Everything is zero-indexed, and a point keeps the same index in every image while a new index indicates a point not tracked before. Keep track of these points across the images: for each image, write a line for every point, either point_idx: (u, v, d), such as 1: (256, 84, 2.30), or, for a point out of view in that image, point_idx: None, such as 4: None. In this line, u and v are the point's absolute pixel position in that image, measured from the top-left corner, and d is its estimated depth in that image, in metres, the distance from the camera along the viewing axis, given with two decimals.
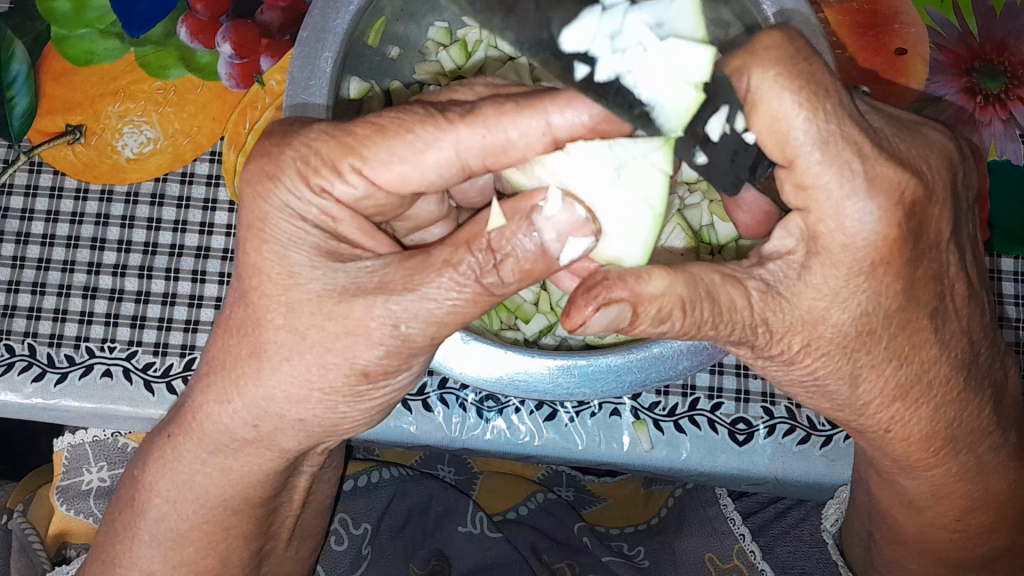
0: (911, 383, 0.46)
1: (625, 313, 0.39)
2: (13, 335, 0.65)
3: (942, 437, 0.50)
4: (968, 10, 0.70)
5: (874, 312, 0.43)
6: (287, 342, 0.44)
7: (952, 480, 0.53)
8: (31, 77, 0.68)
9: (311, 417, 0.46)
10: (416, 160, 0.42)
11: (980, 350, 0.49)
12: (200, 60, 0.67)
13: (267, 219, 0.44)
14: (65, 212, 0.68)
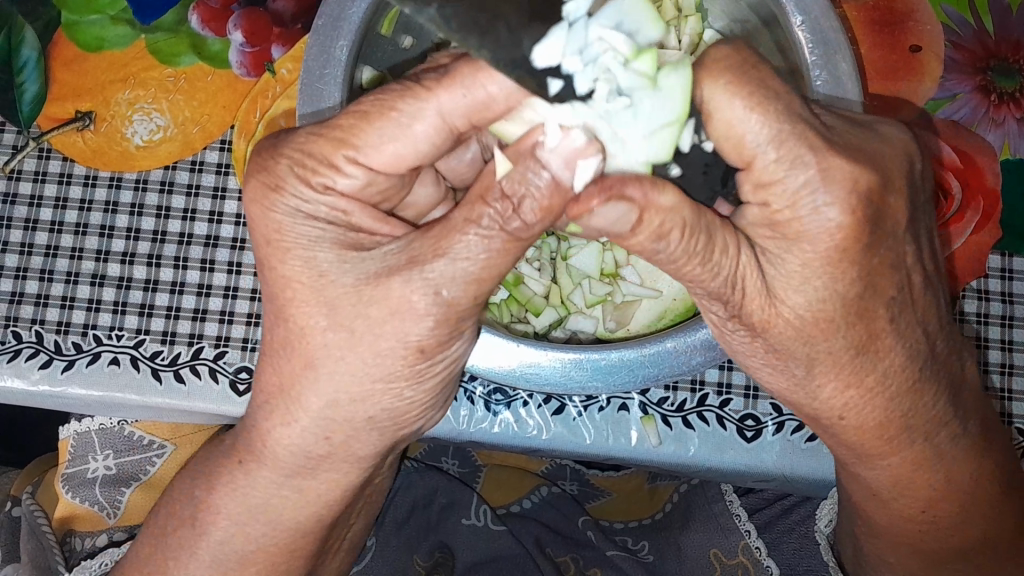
0: (866, 369, 0.46)
1: (630, 214, 0.40)
2: (21, 322, 0.65)
3: (899, 424, 0.49)
4: (984, 8, 0.69)
5: (830, 300, 0.43)
6: (335, 341, 0.44)
7: (910, 470, 0.52)
8: (41, 63, 0.68)
9: (380, 410, 0.47)
10: (405, 134, 0.42)
11: (939, 341, 0.49)
12: (211, 48, 0.67)
13: (280, 227, 0.44)
14: (74, 199, 0.67)
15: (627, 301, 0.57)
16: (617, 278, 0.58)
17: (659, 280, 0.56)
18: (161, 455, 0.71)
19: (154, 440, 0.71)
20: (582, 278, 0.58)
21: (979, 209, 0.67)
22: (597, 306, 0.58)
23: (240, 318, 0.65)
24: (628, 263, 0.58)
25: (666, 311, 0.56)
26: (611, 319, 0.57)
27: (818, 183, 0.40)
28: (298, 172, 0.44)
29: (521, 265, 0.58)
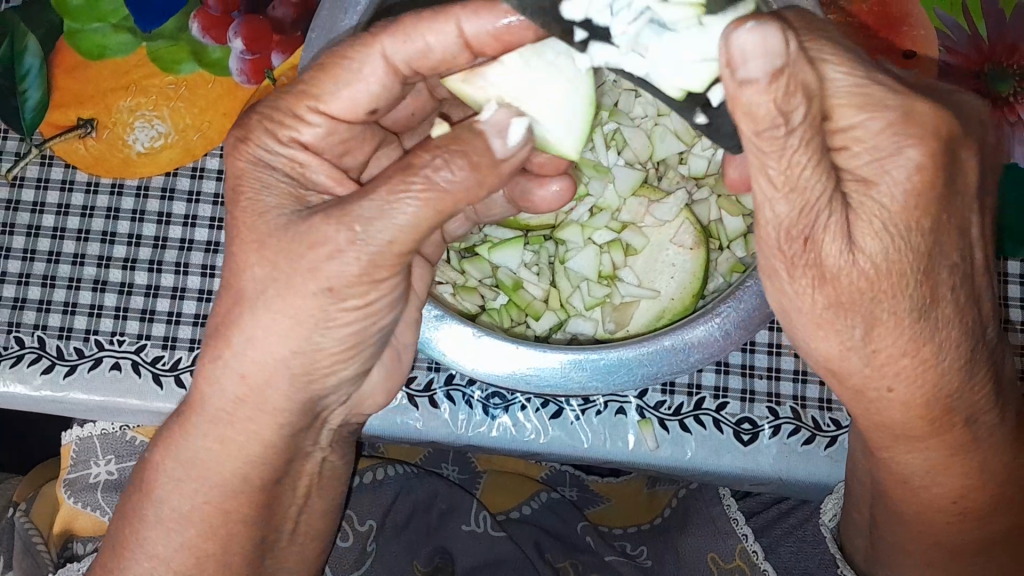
0: (924, 338, 0.45)
1: (777, 52, 0.37)
2: (23, 328, 0.66)
3: (945, 404, 0.49)
4: (978, 14, 0.70)
5: (901, 248, 0.43)
6: (260, 276, 0.45)
7: (945, 456, 0.52)
8: (44, 69, 0.69)
9: (291, 354, 0.46)
10: (355, 79, 0.47)
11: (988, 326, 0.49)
12: (212, 56, 0.68)
13: (242, 175, 0.47)
14: (76, 206, 0.68)
15: (626, 302, 0.58)
16: (615, 280, 0.59)
17: (656, 281, 0.58)
18: None
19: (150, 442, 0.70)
20: (580, 281, 0.59)
21: None
22: (596, 309, 0.59)
23: None
24: (625, 265, 0.59)
25: (664, 311, 0.57)
26: (610, 321, 0.58)
27: (898, 124, 0.42)
28: (268, 126, 0.47)
29: (519, 270, 0.59)
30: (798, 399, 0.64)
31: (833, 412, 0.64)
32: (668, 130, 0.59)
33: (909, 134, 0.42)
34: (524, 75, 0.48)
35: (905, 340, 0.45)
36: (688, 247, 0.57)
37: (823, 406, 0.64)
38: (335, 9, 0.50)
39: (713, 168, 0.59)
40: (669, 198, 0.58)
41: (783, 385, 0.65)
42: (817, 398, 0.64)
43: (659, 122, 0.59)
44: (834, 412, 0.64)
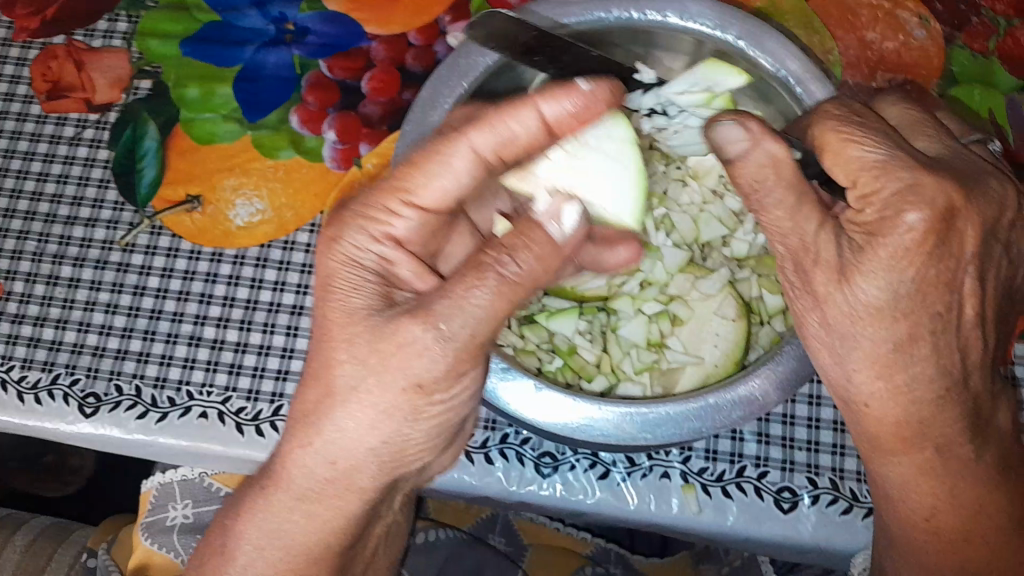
0: (899, 364, 0.50)
1: (740, 136, 0.48)
2: (123, 376, 0.73)
3: (919, 428, 0.52)
4: (1004, 119, 0.77)
5: (895, 293, 0.48)
6: (353, 372, 0.51)
7: (920, 472, 0.55)
8: (160, 152, 0.79)
9: (383, 440, 0.53)
10: (447, 169, 0.52)
11: (976, 374, 0.52)
12: (307, 144, 0.77)
13: (335, 274, 0.53)
14: (180, 270, 0.76)
15: (672, 368, 0.63)
16: (662, 347, 0.64)
17: (701, 349, 0.62)
18: None
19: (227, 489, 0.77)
20: (630, 347, 0.64)
21: None
22: (645, 373, 0.63)
23: None
24: (672, 335, 0.64)
25: (709, 375, 0.62)
26: (658, 385, 0.63)
27: (910, 191, 0.46)
28: (360, 225, 0.54)
29: (574, 336, 0.65)
30: (836, 471, 0.67)
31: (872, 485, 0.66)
32: (712, 216, 0.67)
33: (916, 202, 0.46)
34: (587, 158, 0.59)
35: (886, 377, 0.50)
36: (731, 318, 0.62)
37: (862, 480, 0.67)
38: (426, 107, 0.58)
39: (753, 250, 0.67)
40: (713, 275, 0.65)
41: (822, 457, 0.68)
42: (855, 471, 0.67)
43: (705, 209, 0.67)
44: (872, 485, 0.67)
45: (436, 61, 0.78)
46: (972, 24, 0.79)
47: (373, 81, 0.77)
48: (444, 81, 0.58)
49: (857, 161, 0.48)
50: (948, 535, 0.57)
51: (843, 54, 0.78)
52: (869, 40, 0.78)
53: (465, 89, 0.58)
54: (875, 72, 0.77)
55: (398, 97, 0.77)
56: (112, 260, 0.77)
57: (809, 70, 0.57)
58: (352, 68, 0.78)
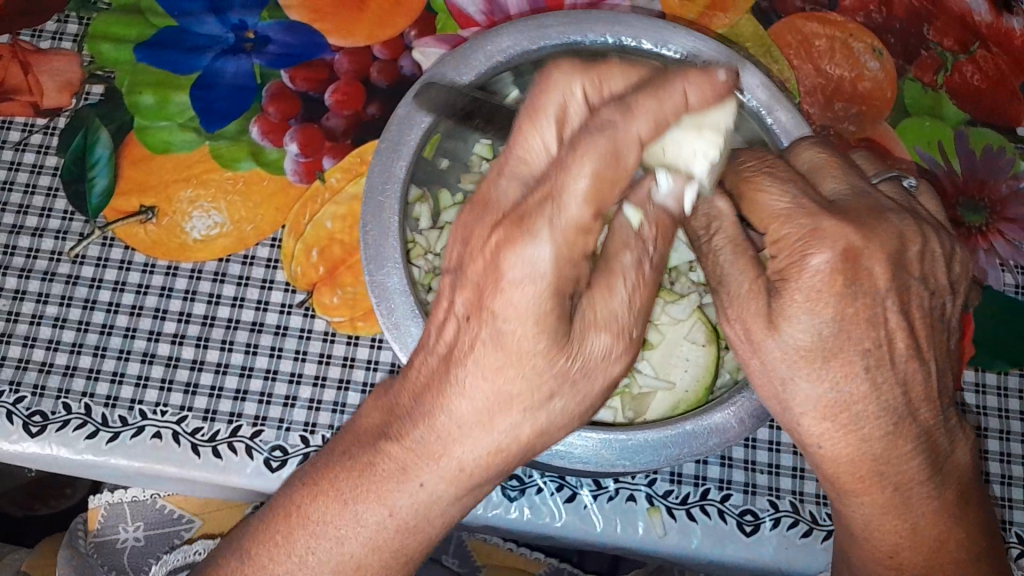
0: (839, 405, 0.49)
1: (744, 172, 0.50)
2: (72, 394, 0.70)
3: (871, 469, 0.50)
4: (952, 151, 0.80)
5: (828, 334, 0.48)
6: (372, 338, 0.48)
7: (883, 513, 0.52)
8: (112, 160, 0.76)
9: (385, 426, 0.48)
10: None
11: (923, 410, 0.51)
12: (269, 156, 0.75)
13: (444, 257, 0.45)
14: (132, 283, 0.73)
15: (643, 393, 0.64)
16: (633, 371, 0.64)
17: (672, 373, 0.63)
18: (188, 530, 0.75)
19: (183, 513, 0.76)
20: None
21: None
22: (616, 399, 0.63)
23: (277, 400, 0.70)
24: (642, 358, 0.65)
25: (679, 402, 0.62)
26: (629, 409, 0.63)
27: (811, 236, 0.48)
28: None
29: None
30: (796, 493, 0.69)
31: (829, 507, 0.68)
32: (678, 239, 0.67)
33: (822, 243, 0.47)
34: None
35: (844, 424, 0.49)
36: (701, 343, 0.64)
37: (820, 502, 0.69)
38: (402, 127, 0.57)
39: None
40: (683, 300, 0.66)
41: (782, 480, 0.69)
42: (814, 494, 0.69)
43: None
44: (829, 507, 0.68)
45: (401, 76, 0.76)
46: (921, 58, 0.82)
47: (336, 94, 0.76)
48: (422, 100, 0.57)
49: (772, 208, 0.50)
50: (915, 573, 0.54)
51: (800, 82, 0.80)
52: (825, 69, 0.80)
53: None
54: (831, 100, 0.80)
55: (362, 111, 0.76)
56: (60, 272, 0.74)
57: (776, 100, 0.58)
58: (314, 79, 0.76)
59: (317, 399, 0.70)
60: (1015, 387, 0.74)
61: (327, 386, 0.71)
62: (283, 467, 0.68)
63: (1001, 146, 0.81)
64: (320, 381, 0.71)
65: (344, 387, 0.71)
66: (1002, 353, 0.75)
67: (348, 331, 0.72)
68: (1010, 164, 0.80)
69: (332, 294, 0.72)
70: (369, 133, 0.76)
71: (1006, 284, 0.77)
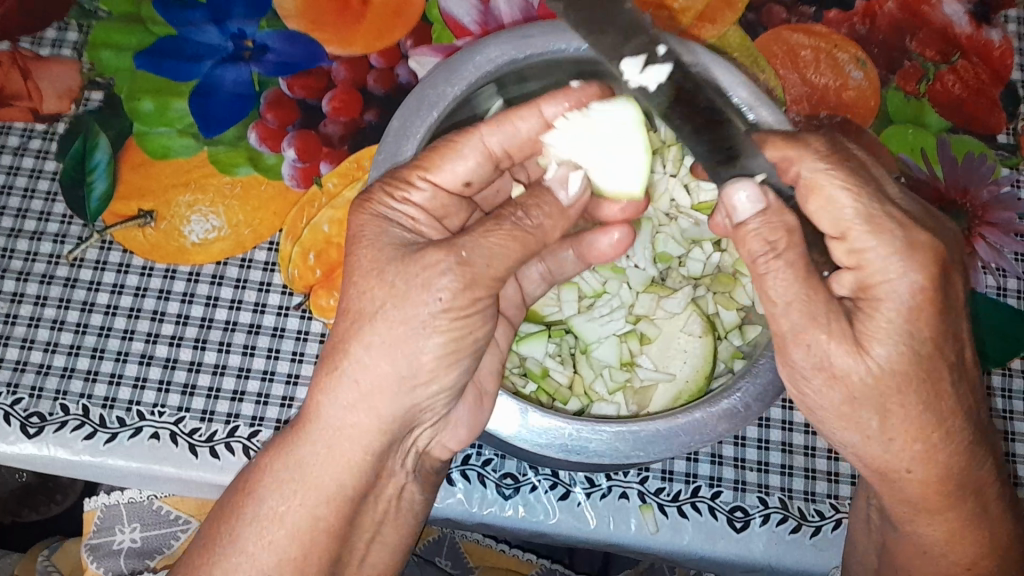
0: (930, 427, 0.53)
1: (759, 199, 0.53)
2: (69, 396, 0.71)
3: (955, 483, 0.56)
4: (934, 158, 0.82)
5: (908, 349, 0.51)
6: (381, 296, 0.51)
7: (961, 525, 0.58)
8: (111, 165, 0.77)
9: (404, 362, 0.52)
10: (457, 156, 0.56)
11: (983, 414, 0.56)
12: (266, 161, 0.76)
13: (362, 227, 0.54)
14: (130, 286, 0.74)
15: (645, 386, 0.66)
16: (634, 365, 0.67)
17: (671, 366, 0.65)
18: (185, 530, 0.76)
19: (180, 514, 0.76)
20: (603, 368, 0.67)
21: None
22: (618, 392, 0.66)
23: (275, 401, 0.71)
24: (641, 352, 0.67)
25: (680, 392, 0.64)
26: (632, 402, 0.66)
27: (902, 252, 0.50)
28: (388, 191, 0.55)
29: (545, 360, 0.67)
30: (786, 490, 0.70)
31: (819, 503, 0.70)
32: (669, 237, 0.69)
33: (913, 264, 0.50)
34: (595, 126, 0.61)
35: (915, 428, 0.53)
36: (698, 334, 0.65)
37: (809, 498, 0.70)
38: (397, 138, 0.59)
39: (707, 268, 0.68)
40: (676, 293, 0.68)
41: (772, 477, 0.70)
42: (802, 490, 0.70)
43: (660, 230, 0.69)
44: (819, 503, 0.70)
45: (398, 84, 0.78)
46: (904, 69, 0.84)
47: (333, 101, 0.77)
48: (414, 111, 0.59)
49: (843, 214, 0.52)
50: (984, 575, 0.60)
51: (787, 92, 0.82)
52: (812, 78, 0.82)
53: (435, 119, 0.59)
54: (817, 109, 0.81)
55: (358, 118, 0.77)
56: (59, 274, 0.75)
57: (756, 96, 0.59)
58: (310, 87, 0.77)
59: None
60: (999, 386, 0.77)
61: None
62: None
63: (982, 153, 0.83)
64: None
65: None
66: (985, 354, 0.77)
67: None
68: (990, 170, 0.83)
69: (330, 296, 0.74)
70: (365, 139, 0.77)
71: (988, 286, 0.79)
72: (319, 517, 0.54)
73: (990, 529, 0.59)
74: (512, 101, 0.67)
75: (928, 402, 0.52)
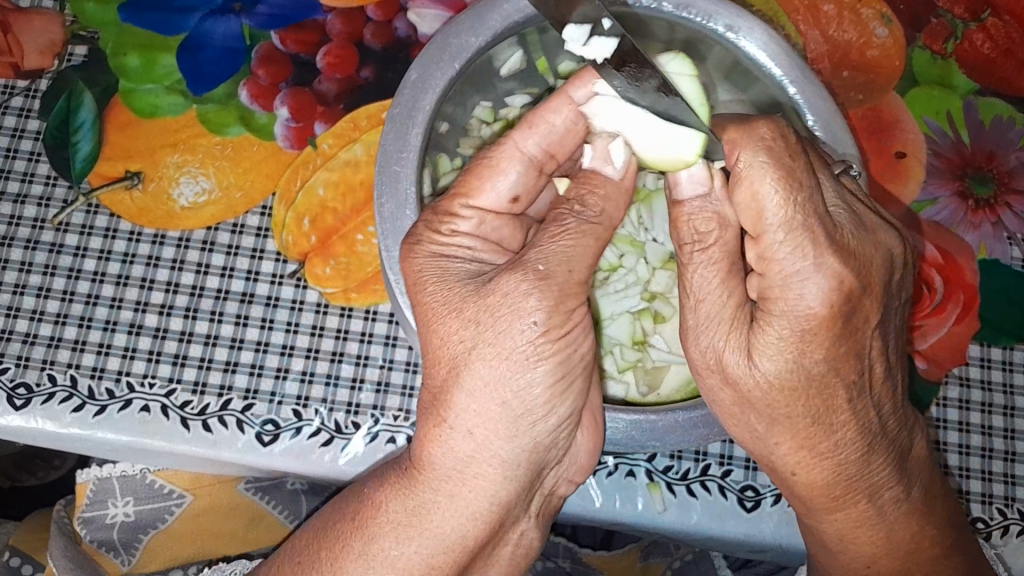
0: (820, 436, 0.49)
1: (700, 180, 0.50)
2: (56, 365, 0.68)
3: (842, 487, 0.52)
4: (960, 122, 0.78)
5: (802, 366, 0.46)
6: (468, 334, 0.48)
7: (853, 527, 0.54)
8: (96, 124, 0.73)
9: (512, 396, 0.48)
10: (496, 172, 0.52)
11: (893, 419, 0.51)
12: (258, 121, 0.72)
13: (420, 271, 0.51)
14: (118, 252, 0.71)
15: (657, 366, 0.63)
16: (646, 345, 0.64)
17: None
18: (179, 505, 0.75)
19: (174, 489, 0.75)
20: (614, 345, 0.64)
21: (959, 302, 0.74)
22: (628, 372, 0.63)
23: (269, 372, 0.68)
24: (655, 332, 0.64)
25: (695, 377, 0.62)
26: (643, 383, 0.63)
27: (811, 272, 0.44)
28: (430, 231, 0.52)
29: None
30: None
31: None
32: None
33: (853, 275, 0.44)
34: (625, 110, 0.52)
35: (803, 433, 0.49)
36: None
37: None
38: (415, 91, 0.55)
39: None
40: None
41: None
42: None
43: None
44: None
45: (396, 39, 0.74)
46: (931, 25, 0.79)
47: (328, 56, 0.73)
48: (435, 61, 0.55)
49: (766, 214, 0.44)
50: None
51: (806, 50, 0.77)
52: (833, 35, 0.78)
53: (455, 71, 0.55)
54: (838, 68, 0.77)
55: (354, 74, 0.73)
56: (43, 240, 0.72)
57: (796, 67, 0.55)
58: (305, 42, 0.73)
59: (310, 371, 0.69)
60: (1021, 362, 0.73)
61: (319, 358, 0.69)
62: (274, 440, 0.67)
63: (1010, 116, 0.79)
64: (313, 354, 0.69)
65: (338, 359, 0.69)
66: (1008, 329, 0.74)
67: (341, 303, 0.70)
68: (1019, 135, 0.78)
69: (325, 265, 0.71)
70: (363, 98, 0.73)
71: (1013, 258, 0.76)
72: (435, 565, 0.50)
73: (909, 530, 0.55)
74: (532, 57, 0.62)
75: (817, 415, 0.48)
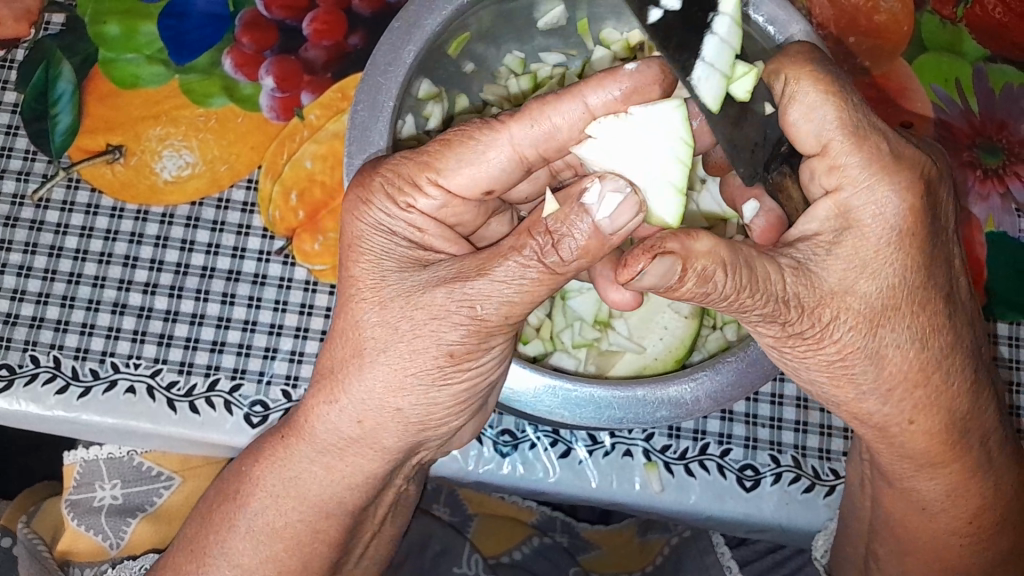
0: (931, 366, 0.48)
1: (675, 267, 0.41)
2: (38, 346, 0.66)
3: (959, 429, 0.51)
4: (969, 89, 0.76)
5: (899, 284, 0.45)
6: (381, 335, 0.46)
7: (965, 477, 0.53)
8: (75, 97, 0.70)
9: (408, 406, 0.48)
10: (482, 161, 0.46)
11: (981, 343, 0.51)
12: (242, 91, 0.70)
13: (361, 236, 0.48)
14: (99, 229, 0.69)
15: (611, 350, 0.62)
16: (607, 327, 0.63)
17: (645, 339, 0.61)
18: (168, 487, 0.75)
19: (162, 471, 0.75)
20: (575, 319, 0.63)
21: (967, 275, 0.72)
22: (582, 349, 0.62)
23: (256, 352, 0.67)
24: (620, 316, 0.62)
25: (646, 366, 0.60)
26: (593, 363, 0.62)
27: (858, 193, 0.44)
28: (389, 193, 0.48)
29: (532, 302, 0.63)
30: (799, 448, 0.67)
31: (834, 463, 0.66)
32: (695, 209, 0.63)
33: (891, 186, 0.44)
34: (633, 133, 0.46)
35: (918, 368, 0.48)
36: (683, 314, 0.61)
37: (823, 456, 0.66)
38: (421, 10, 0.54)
39: None
40: None
41: (784, 434, 0.67)
42: (817, 448, 0.67)
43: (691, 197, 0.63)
44: (833, 462, 0.66)
45: (386, 5, 0.71)
46: None
47: (315, 23, 0.70)
48: None
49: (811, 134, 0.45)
50: (979, 531, 0.55)
51: (812, 14, 0.74)
52: None
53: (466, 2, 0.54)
54: (845, 32, 0.74)
55: (343, 42, 0.70)
56: (23, 217, 0.69)
57: None
58: (291, 7, 0.70)
59: (299, 351, 0.67)
60: None
61: (309, 337, 0.67)
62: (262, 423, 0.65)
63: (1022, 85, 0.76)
64: (301, 333, 0.67)
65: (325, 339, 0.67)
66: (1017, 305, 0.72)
67: (330, 281, 0.68)
68: None
69: (313, 241, 0.69)
70: (352, 66, 0.70)
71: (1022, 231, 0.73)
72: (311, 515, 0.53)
73: (1000, 473, 0.54)
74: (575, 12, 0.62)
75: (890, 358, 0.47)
